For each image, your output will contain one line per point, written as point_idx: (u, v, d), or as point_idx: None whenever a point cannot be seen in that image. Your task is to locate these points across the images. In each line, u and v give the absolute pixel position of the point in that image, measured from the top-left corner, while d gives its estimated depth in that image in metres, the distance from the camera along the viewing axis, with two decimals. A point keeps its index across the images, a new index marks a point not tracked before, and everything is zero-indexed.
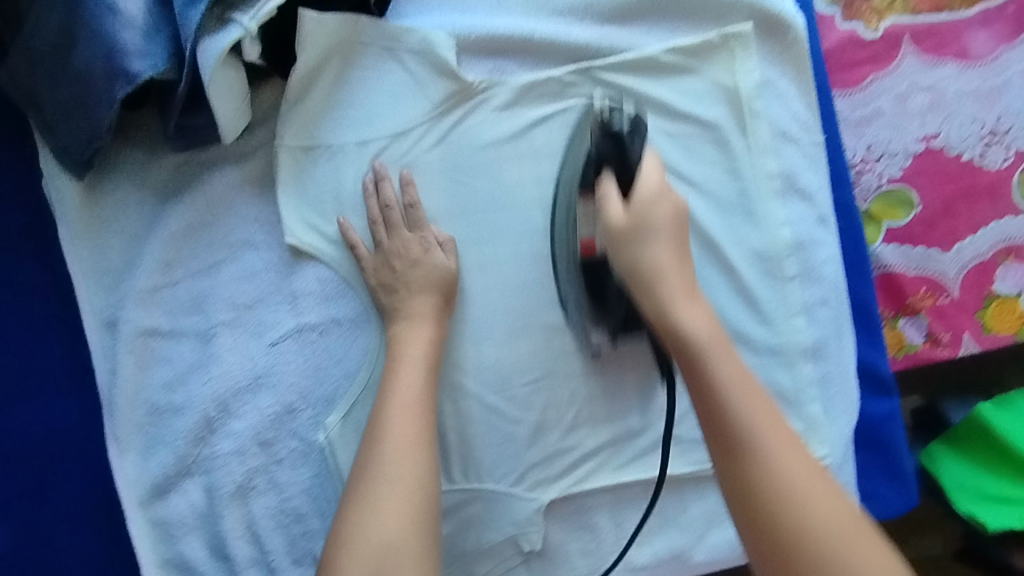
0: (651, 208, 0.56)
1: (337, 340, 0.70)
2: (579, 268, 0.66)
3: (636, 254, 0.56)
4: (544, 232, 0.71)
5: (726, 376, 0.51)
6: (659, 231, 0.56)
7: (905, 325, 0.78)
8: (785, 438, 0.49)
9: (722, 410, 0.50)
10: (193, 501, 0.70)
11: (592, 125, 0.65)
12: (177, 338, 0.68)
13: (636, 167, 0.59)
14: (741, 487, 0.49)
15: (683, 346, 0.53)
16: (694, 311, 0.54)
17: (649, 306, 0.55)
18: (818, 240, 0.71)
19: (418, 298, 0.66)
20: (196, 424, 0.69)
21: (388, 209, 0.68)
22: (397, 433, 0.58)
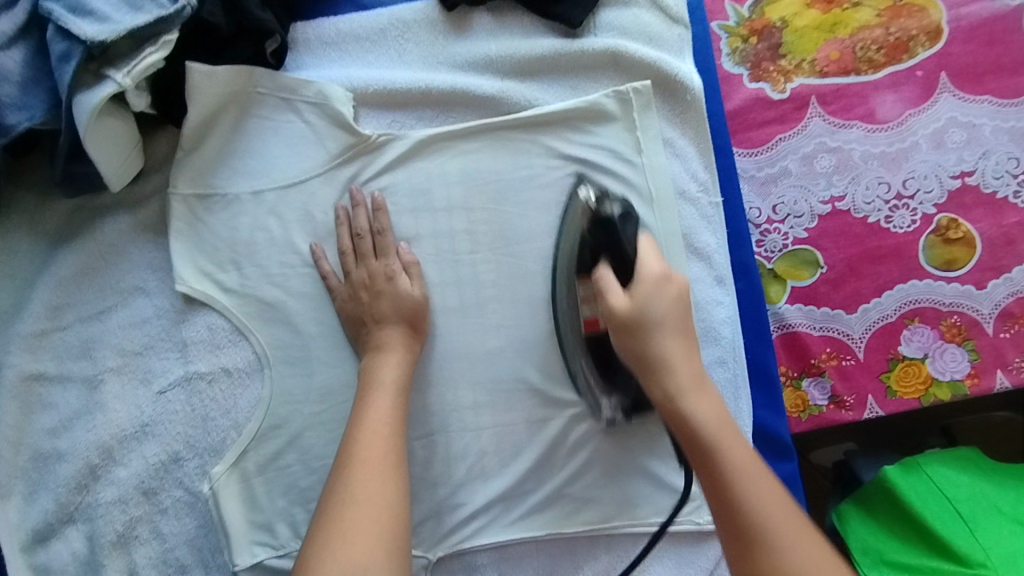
0: (653, 300, 0.59)
1: (226, 390, 0.70)
2: (585, 342, 0.68)
3: (644, 348, 0.58)
4: (439, 286, 0.71)
5: (728, 458, 0.53)
6: (662, 319, 0.59)
7: (808, 386, 0.77)
8: (782, 507, 0.51)
9: (726, 496, 0.52)
10: (74, 548, 0.68)
11: (583, 214, 0.66)
12: (64, 382, 0.69)
13: (635, 251, 0.61)
14: (740, 546, 0.51)
15: (694, 438, 0.55)
16: (703, 403, 0.56)
17: (659, 394, 0.58)
18: (714, 300, 0.72)
19: (385, 327, 0.67)
20: (79, 470, 0.68)
21: (358, 237, 0.69)
22: (367, 456, 0.58)
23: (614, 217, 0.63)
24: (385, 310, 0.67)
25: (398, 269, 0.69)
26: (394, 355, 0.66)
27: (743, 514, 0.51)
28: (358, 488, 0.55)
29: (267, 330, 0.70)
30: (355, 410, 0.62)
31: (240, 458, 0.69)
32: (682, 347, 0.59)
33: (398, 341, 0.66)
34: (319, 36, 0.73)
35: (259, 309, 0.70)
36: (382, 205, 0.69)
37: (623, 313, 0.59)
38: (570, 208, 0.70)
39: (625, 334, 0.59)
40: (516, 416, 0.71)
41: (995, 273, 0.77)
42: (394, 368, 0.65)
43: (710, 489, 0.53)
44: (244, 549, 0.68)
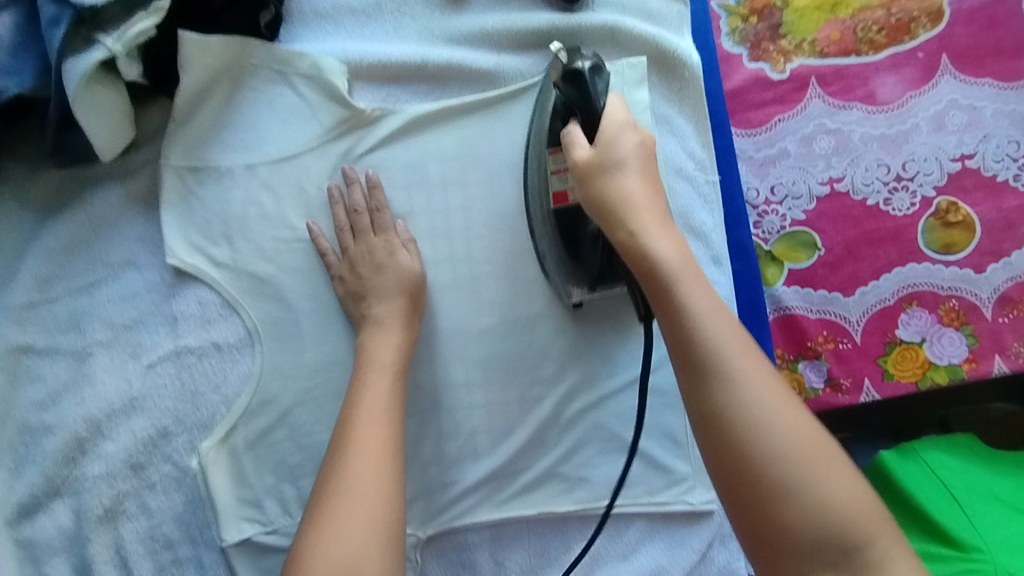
0: (618, 150, 0.57)
1: (216, 365, 0.69)
2: (553, 220, 0.65)
3: (605, 187, 0.56)
4: (432, 262, 0.70)
5: (695, 299, 0.51)
6: (627, 163, 0.57)
7: (804, 369, 0.76)
8: (745, 352, 0.49)
9: (690, 335, 0.50)
10: (61, 522, 0.68)
11: (552, 75, 0.63)
12: (52, 355, 0.68)
13: (602, 108, 0.59)
14: (704, 400, 0.48)
15: (655, 277, 0.52)
16: (665, 239, 0.54)
17: (621, 233, 0.55)
18: (710, 280, 0.71)
19: (381, 303, 0.66)
20: (66, 443, 0.67)
21: (354, 213, 0.68)
22: (361, 444, 0.56)
23: (585, 71, 0.59)
24: (382, 285, 0.66)
25: (397, 244, 0.68)
26: (391, 334, 0.64)
27: (705, 357, 0.49)
28: (350, 478, 0.54)
29: (258, 305, 0.69)
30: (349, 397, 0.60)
31: (229, 434, 0.68)
32: (648, 196, 0.57)
33: (394, 318, 0.65)
34: (315, 9, 0.72)
35: (250, 284, 0.69)
36: (378, 182, 0.69)
37: (587, 162, 0.57)
38: (544, 89, 0.68)
39: (588, 179, 0.57)
40: (508, 394, 0.71)
41: (994, 257, 0.76)
42: (392, 349, 0.64)
43: (670, 325, 0.51)
44: (232, 525, 0.68)
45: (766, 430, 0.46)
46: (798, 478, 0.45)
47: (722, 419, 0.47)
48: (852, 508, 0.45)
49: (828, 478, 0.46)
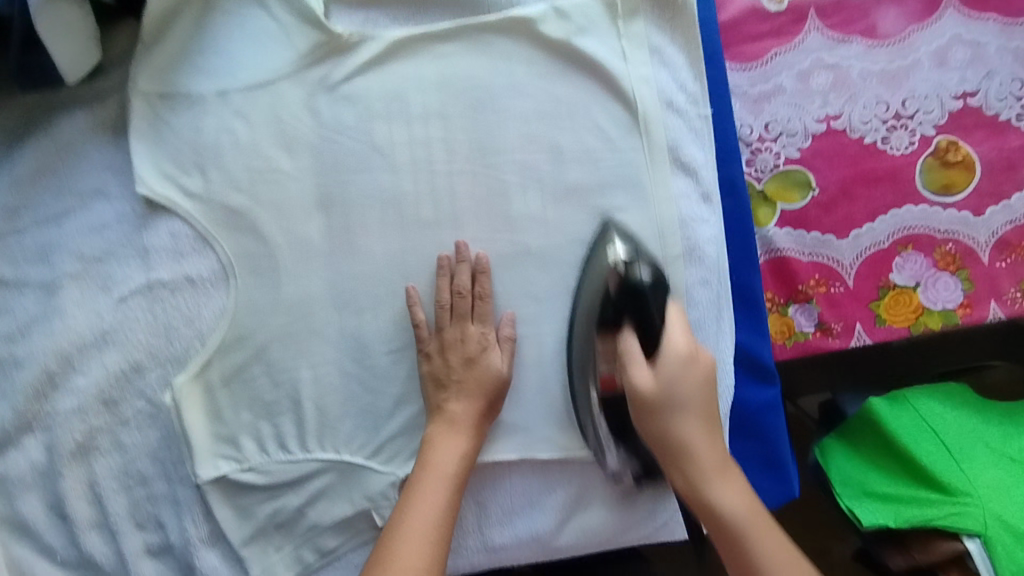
0: (677, 382, 0.64)
1: (189, 299, 0.67)
2: (602, 406, 0.68)
3: (667, 430, 0.64)
4: (413, 196, 0.68)
5: (735, 510, 0.63)
6: (686, 397, 0.64)
7: (795, 313, 0.75)
8: (755, 510, 0.64)
9: (727, 517, 0.64)
10: (33, 457, 0.67)
11: (608, 276, 0.65)
12: (21, 288, 0.66)
13: (660, 320, 0.64)
14: (730, 540, 0.63)
15: (712, 517, 0.64)
16: (706, 445, 0.64)
17: (682, 479, 0.65)
18: (699, 218, 0.69)
19: (462, 403, 0.66)
20: (36, 377, 0.66)
21: (459, 295, 0.67)
22: (400, 565, 0.58)
23: (645, 285, 0.65)
24: (463, 375, 0.66)
25: (492, 342, 0.67)
26: (466, 444, 0.65)
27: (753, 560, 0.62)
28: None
29: (232, 238, 0.67)
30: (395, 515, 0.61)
31: (204, 369, 0.67)
32: (701, 428, 0.65)
33: (470, 418, 0.66)
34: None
35: (223, 216, 0.67)
36: (487, 268, 0.68)
37: (649, 391, 0.63)
38: (596, 232, 0.67)
39: (647, 409, 0.64)
40: None
41: (994, 200, 0.74)
42: (456, 457, 0.64)
43: (726, 548, 0.64)
44: (207, 462, 0.67)
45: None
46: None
47: None
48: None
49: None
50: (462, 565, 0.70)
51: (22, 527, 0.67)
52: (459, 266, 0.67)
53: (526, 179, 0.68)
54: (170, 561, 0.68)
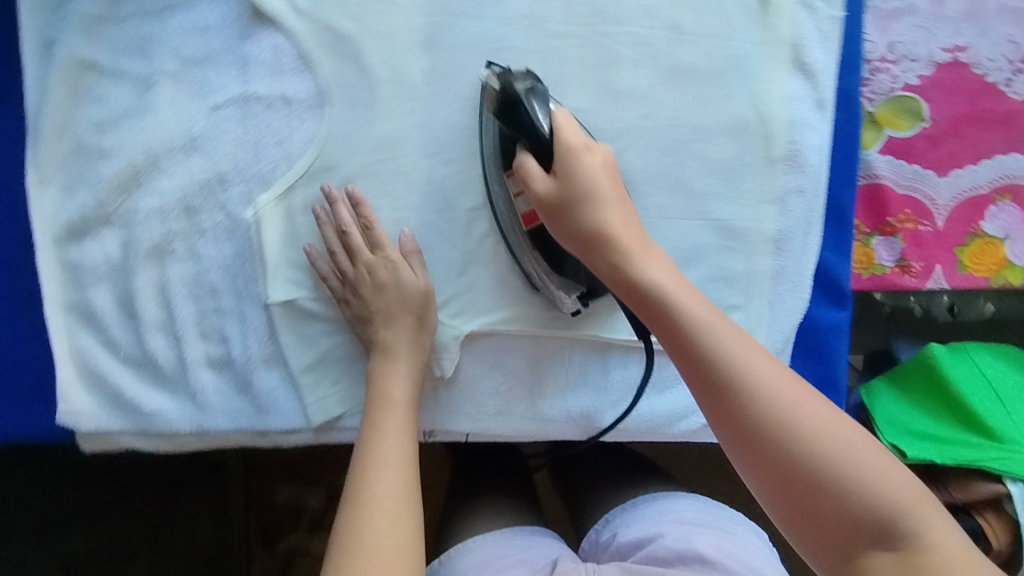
0: (586, 185, 0.57)
1: (282, 119, 0.66)
2: (531, 243, 0.66)
3: (580, 221, 0.57)
4: (524, 52, 0.66)
5: (692, 313, 0.52)
6: (601, 199, 0.58)
7: (877, 245, 0.73)
8: (712, 311, 0.53)
9: (676, 316, 0.52)
10: (108, 251, 0.68)
11: (490, 105, 0.63)
12: (115, 78, 0.66)
13: (548, 128, 0.59)
14: (699, 374, 0.51)
15: (644, 297, 0.54)
16: (655, 265, 0.55)
17: (603, 264, 0.57)
18: (810, 124, 0.67)
19: (388, 329, 0.65)
20: (121, 170, 0.66)
21: (345, 232, 0.65)
22: (381, 497, 0.58)
23: (520, 92, 0.60)
24: (385, 306, 0.65)
25: (397, 266, 0.65)
26: (412, 369, 0.65)
27: (759, 414, 0.48)
28: (372, 525, 0.56)
29: (334, 63, 0.66)
30: (362, 459, 0.60)
31: (287, 192, 0.67)
32: (625, 217, 0.58)
33: (406, 347, 0.65)
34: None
35: (328, 39, 0.66)
36: (360, 198, 0.66)
37: (552, 190, 0.58)
38: (485, 104, 0.65)
39: (557, 213, 0.58)
40: None
41: None
42: (405, 381, 0.64)
43: (681, 355, 0.52)
44: (279, 284, 0.67)
45: (832, 449, 0.47)
46: (884, 490, 0.46)
47: (755, 441, 0.48)
48: (905, 481, 0.47)
49: (867, 450, 0.48)
50: (508, 434, 0.71)
51: (91, 318, 0.68)
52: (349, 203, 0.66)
53: (640, 53, 0.66)
54: (228, 377, 0.69)
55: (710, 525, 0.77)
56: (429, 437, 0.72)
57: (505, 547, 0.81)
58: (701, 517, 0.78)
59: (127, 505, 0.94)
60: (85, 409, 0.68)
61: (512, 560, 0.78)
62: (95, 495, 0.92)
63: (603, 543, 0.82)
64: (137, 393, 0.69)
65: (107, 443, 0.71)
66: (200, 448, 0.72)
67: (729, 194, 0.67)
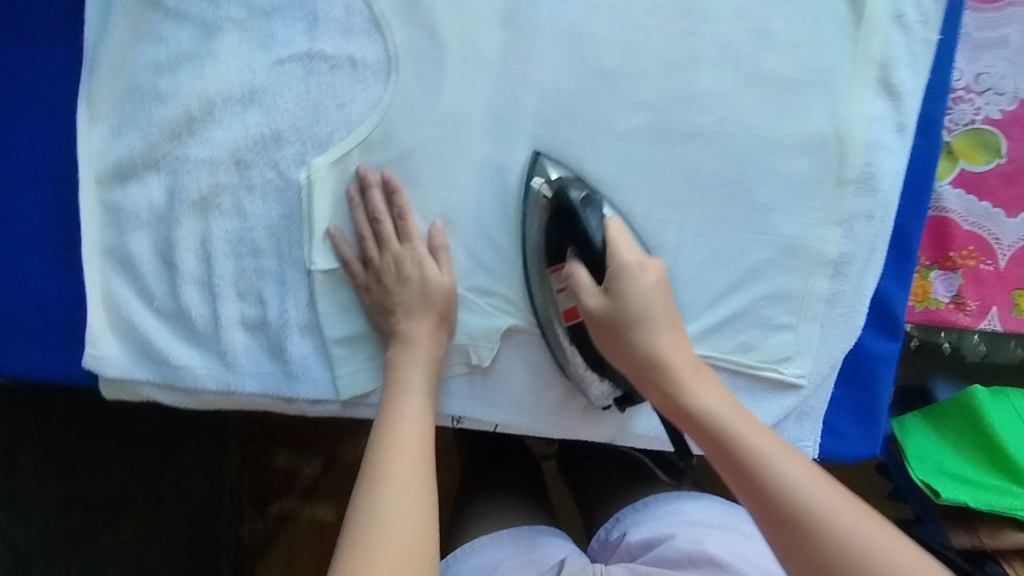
0: (637, 303, 0.57)
1: (346, 82, 0.64)
2: (569, 339, 0.65)
3: (629, 341, 0.57)
4: (603, 40, 0.64)
5: (743, 433, 0.51)
6: (652, 319, 0.57)
7: (936, 279, 0.72)
8: (761, 430, 0.51)
9: (725, 435, 0.51)
10: (152, 198, 0.66)
11: (540, 208, 0.64)
12: (180, 21, 0.64)
13: (600, 241, 0.60)
14: (752, 496, 0.48)
15: (694, 420, 0.53)
16: (705, 386, 0.54)
17: (655, 387, 0.56)
18: (887, 148, 0.65)
19: (412, 322, 0.64)
20: (176, 115, 0.64)
21: (376, 219, 0.64)
22: (397, 473, 0.56)
23: (575, 202, 0.62)
24: (407, 297, 0.64)
25: (424, 256, 0.65)
26: (433, 359, 0.64)
27: (812, 543, 0.45)
28: (391, 500, 0.54)
29: (405, 31, 0.64)
30: (379, 439, 0.59)
31: (344, 157, 0.65)
32: (677, 334, 0.57)
33: (425, 337, 0.64)
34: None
35: (404, 5, 0.64)
36: (395, 187, 0.64)
37: (602, 309, 0.58)
38: (531, 199, 0.64)
39: (605, 331, 0.58)
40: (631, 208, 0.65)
41: None
42: (421, 365, 0.63)
43: (732, 474, 0.50)
44: (323, 250, 0.66)
45: (882, 556, 0.43)
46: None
47: (809, 557, 0.45)
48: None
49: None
50: (537, 430, 0.69)
51: (127, 264, 0.67)
52: (381, 190, 0.65)
53: (722, 54, 0.63)
54: (260, 339, 0.68)
55: (725, 528, 0.73)
56: (456, 422, 0.70)
57: (511, 547, 0.77)
58: (717, 519, 0.74)
59: (134, 438, 0.98)
60: (111, 356, 0.67)
61: (517, 563, 0.74)
62: (95, 431, 0.94)
63: (612, 543, 0.79)
64: (167, 345, 0.67)
65: (129, 393, 0.69)
66: (222, 407, 0.71)
67: (796, 210, 0.65)
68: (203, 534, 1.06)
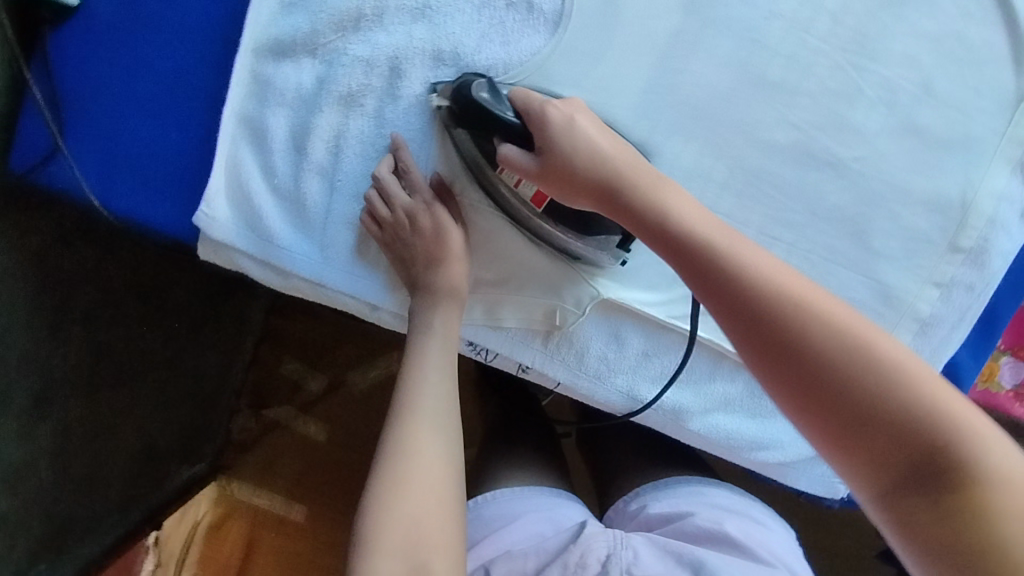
0: (559, 145, 0.59)
1: (515, 22, 0.66)
2: (554, 217, 0.65)
3: (588, 180, 0.58)
4: (773, 51, 0.66)
5: (747, 264, 0.51)
6: (603, 155, 0.58)
7: (1004, 365, 0.75)
8: (761, 258, 0.51)
9: (729, 269, 0.51)
10: (302, 81, 0.67)
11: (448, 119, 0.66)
12: None
13: (510, 110, 0.61)
14: (759, 328, 0.49)
15: (685, 247, 0.53)
16: (688, 207, 0.55)
17: (637, 217, 0.56)
18: (1006, 228, 0.66)
19: (430, 272, 0.66)
20: (348, 9, 0.66)
21: (379, 177, 0.67)
22: (422, 413, 0.61)
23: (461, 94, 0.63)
24: (426, 246, 0.66)
25: (434, 204, 0.67)
26: (453, 308, 0.66)
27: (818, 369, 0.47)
28: (422, 434, 0.59)
29: None
30: (405, 378, 0.63)
31: None
32: (644, 163, 0.59)
33: (448, 283, 0.66)
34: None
35: None
36: (397, 143, 0.67)
37: (544, 173, 0.60)
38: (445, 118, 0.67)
39: (559, 190, 0.60)
40: (751, 218, 0.67)
41: None
42: (450, 311, 0.66)
43: (735, 310, 0.50)
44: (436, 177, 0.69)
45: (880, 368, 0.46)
46: (939, 420, 0.44)
47: (809, 377, 0.47)
48: (962, 415, 0.44)
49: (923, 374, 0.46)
50: (597, 399, 0.72)
51: (258, 137, 0.68)
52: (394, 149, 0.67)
53: (881, 95, 0.65)
54: (364, 242, 0.70)
55: (742, 513, 0.76)
56: (522, 371, 0.73)
57: (530, 501, 0.80)
58: (734, 505, 0.77)
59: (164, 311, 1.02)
60: (220, 219, 0.68)
61: (535, 518, 0.77)
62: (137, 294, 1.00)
63: (629, 513, 0.82)
64: (274, 224, 0.69)
65: (223, 259, 0.71)
66: (305, 298, 0.73)
67: (902, 262, 0.67)
68: (198, 415, 1.09)
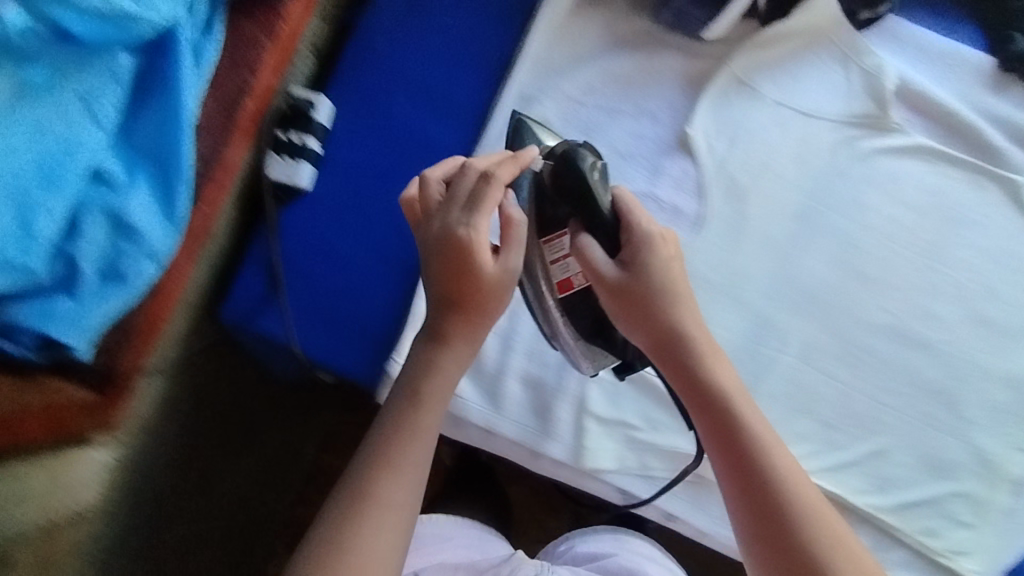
0: (646, 270, 0.64)
1: (667, 222, 0.83)
2: (568, 312, 0.69)
3: (656, 312, 0.63)
4: (868, 255, 0.83)
5: (754, 427, 0.61)
6: (676, 297, 0.64)
7: None
8: (762, 423, 0.61)
9: (741, 427, 0.61)
10: None
11: (546, 169, 0.69)
12: None
13: (609, 210, 0.66)
14: (746, 479, 0.59)
15: (711, 399, 0.62)
16: (724, 370, 0.63)
17: (680, 361, 0.63)
18: None
19: (450, 315, 0.64)
20: None
21: (455, 188, 0.65)
22: (383, 492, 0.59)
23: (577, 166, 0.66)
24: (437, 279, 0.63)
25: (481, 241, 0.62)
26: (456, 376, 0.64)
27: (794, 537, 0.57)
28: (370, 530, 0.57)
29: (722, 201, 0.84)
30: (375, 457, 0.61)
31: None
32: (697, 318, 0.65)
33: (460, 334, 0.64)
34: (896, 29, 0.86)
35: (727, 184, 0.84)
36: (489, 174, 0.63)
37: (617, 279, 0.63)
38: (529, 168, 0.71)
39: (621, 299, 0.63)
40: (861, 385, 0.82)
41: None
42: (449, 378, 0.64)
43: (734, 459, 0.60)
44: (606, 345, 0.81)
45: (827, 543, 0.57)
46: None
47: (775, 533, 0.57)
48: None
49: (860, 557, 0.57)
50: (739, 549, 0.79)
51: None
52: (512, 164, 0.64)
53: (956, 293, 0.82)
54: (532, 394, 0.81)
55: (660, 561, 0.84)
56: (668, 519, 0.81)
57: (466, 532, 0.87)
58: (654, 552, 0.85)
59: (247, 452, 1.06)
60: None
61: (471, 545, 0.84)
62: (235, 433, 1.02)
63: (557, 552, 0.89)
64: None
65: None
66: (470, 442, 0.82)
67: (990, 429, 0.80)
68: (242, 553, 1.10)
